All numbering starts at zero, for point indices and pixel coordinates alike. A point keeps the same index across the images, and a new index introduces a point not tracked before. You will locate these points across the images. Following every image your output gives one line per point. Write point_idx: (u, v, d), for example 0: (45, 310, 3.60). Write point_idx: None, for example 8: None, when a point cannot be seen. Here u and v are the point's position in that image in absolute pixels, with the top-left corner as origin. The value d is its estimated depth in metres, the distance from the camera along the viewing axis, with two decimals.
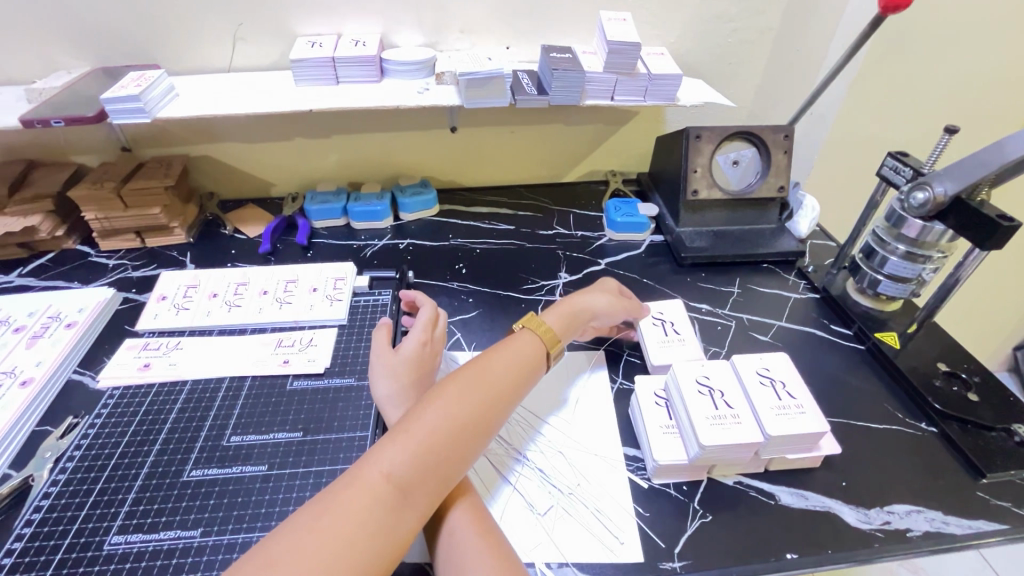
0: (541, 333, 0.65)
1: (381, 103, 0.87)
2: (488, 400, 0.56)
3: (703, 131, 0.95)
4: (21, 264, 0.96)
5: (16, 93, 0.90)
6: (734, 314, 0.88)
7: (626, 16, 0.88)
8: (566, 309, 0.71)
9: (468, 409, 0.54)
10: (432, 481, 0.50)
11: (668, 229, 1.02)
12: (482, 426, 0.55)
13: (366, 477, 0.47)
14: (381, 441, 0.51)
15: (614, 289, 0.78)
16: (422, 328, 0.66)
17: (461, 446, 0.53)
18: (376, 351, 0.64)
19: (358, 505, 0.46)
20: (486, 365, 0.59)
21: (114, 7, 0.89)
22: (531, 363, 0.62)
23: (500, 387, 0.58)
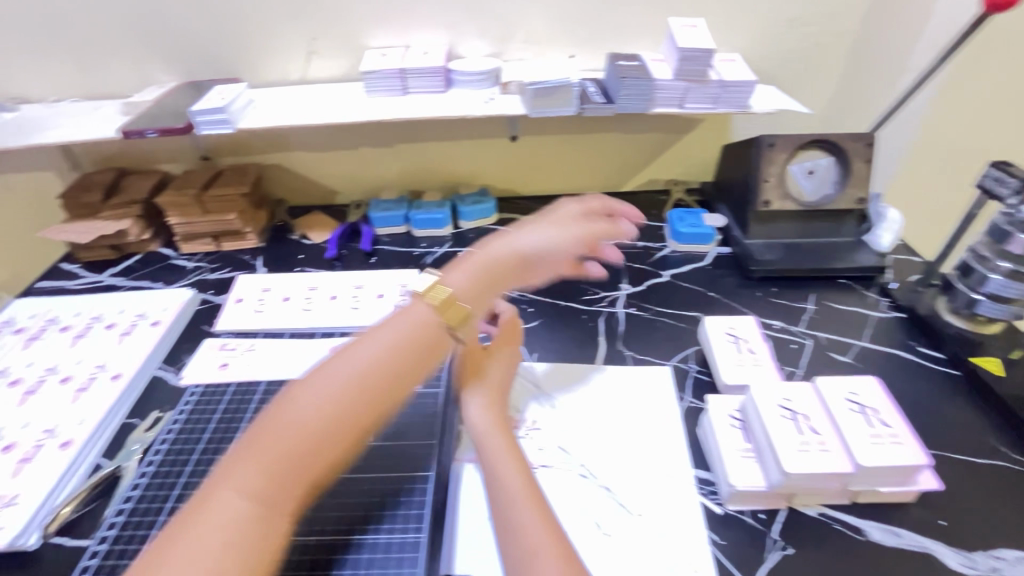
0: (430, 285, 0.59)
1: (449, 114, 0.88)
2: (362, 385, 0.49)
3: (777, 139, 0.91)
4: (112, 264, 1.03)
5: (115, 107, 0.97)
6: (810, 332, 0.83)
7: (698, 22, 0.86)
8: (473, 255, 0.66)
9: (337, 400, 0.47)
10: (292, 490, 0.44)
11: (735, 240, 0.99)
12: (358, 415, 0.48)
13: (212, 504, 0.42)
14: (230, 458, 0.44)
15: (535, 224, 0.74)
16: (504, 327, 0.69)
17: (331, 443, 0.46)
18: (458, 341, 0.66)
19: (203, 536, 0.40)
20: (363, 345, 0.51)
21: (203, 26, 0.95)
22: (423, 327, 0.54)
23: (379, 366, 0.50)
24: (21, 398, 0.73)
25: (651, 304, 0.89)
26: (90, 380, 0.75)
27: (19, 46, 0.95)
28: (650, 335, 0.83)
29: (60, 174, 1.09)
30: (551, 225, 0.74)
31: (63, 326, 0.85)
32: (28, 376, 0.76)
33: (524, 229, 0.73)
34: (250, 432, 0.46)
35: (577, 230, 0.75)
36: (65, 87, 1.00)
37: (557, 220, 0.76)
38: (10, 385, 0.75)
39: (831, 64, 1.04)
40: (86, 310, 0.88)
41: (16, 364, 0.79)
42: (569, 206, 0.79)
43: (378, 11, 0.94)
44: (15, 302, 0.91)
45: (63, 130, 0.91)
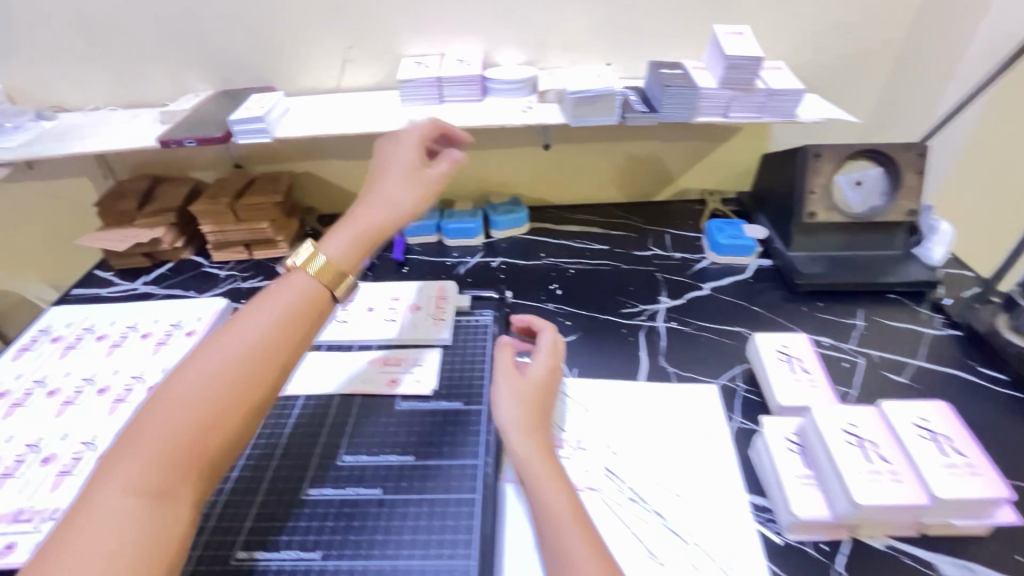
0: (303, 262, 0.59)
1: (488, 123, 0.87)
2: (240, 368, 0.50)
3: (823, 149, 0.88)
4: (145, 272, 1.03)
5: (152, 116, 0.98)
6: (862, 350, 0.80)
7: (744, 29, 0.83)
8: (344, 221, 0.65)
9: (213, 385, 0.48)
10: (181, 475, 0.45)
11: (777, 253, 0.95)
12: (239, 395, 0.49)
13: (93, 504, 0.41)
14: (103, 465, 0.44)
15: (388, 164, 0.70)
16: (547, 352, 0.65)
17: (215, 425, 0.47)
18: (500, 366, 0.62)
19: (90, 538, 0.39)
20: (229, 334, 0.52)
21: (241, 35, 0.95)
22: (293, 304, 0.56)
23: (256, 349, 0.52)
24: (60, 409, 0.73)
25: (693, 318, 0.87)
26: (127, 392, 0.75)
27: (57, 55, 0.96)
28: (694, 351, 0.80)
29: (95, 181, 1.09)
30: (404, 157, 0.70)
31: (100, 335, 0.85)
32: (65, 386, 0.76)
33: (379, 173, 0.70)
34: (121, 438, 0.46)
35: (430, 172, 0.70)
36: (102, 96, 1.00)
37: (402, 147, 0.72)
38: (48, 395, 0.75)
39: (876, 72, 1.00)
40: (121, 318, 0.88)
41: (54, 373, 0.78)
42: (411, 141, 0.72)
43: (413, 20, 0.93)
44: (51, 310, 0.91)
45: (101, 139, 0.91)
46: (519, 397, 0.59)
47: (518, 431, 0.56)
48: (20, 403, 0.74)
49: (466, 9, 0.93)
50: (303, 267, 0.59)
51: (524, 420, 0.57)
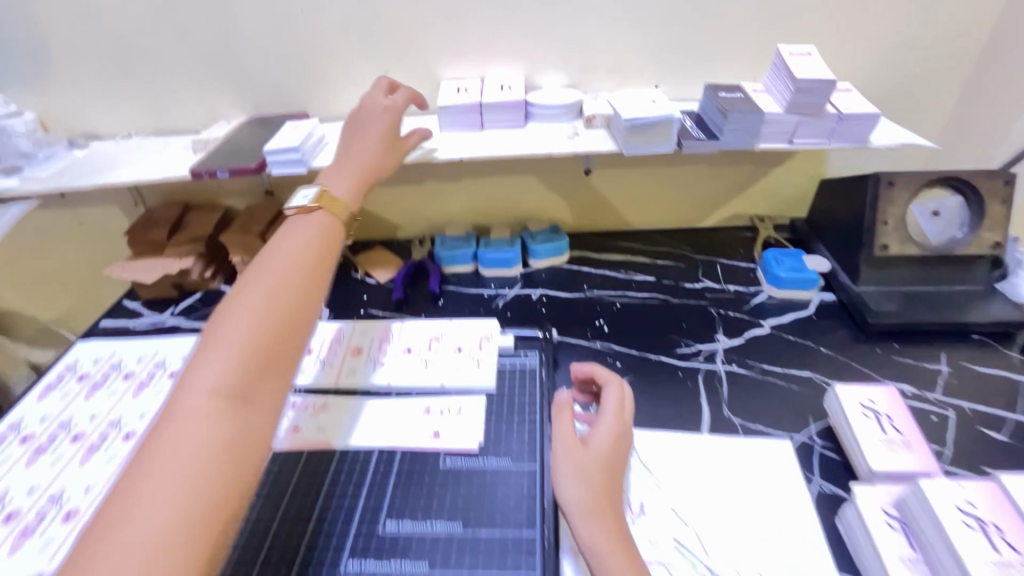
0: (320, 199, 0.66)
1: (533, 152, 0.82)
2: (287, 284, 0.56)
3: (897, 177, 0.81)
4: (173, 303, 1.00)
5: (184, 144, 0.95)
6: (949, 401, 0.72)
7: (811, 49, 0.77)
8: (342, 169, 0.73)
9: (267, 298, 0.54)
10: (256, 373, 0.50)
11: (842, 287, 0.88)
12: (292, 305, 0.55)
13: (184, 399, 0.46)
14: (187, 368, 0.49)
15: (373, 119, 0.77)
16: (613, 416, 0.59)
17: (276, 328, 0.53)
18: (559, 435, 0.56)
19: (189, 427, 0.44)
20: (270, 262, 0.58)
21: (274, 61, 0.92)
22: (319, 234, 0.63)
23: (302, 269, 0.58)
24: (84, 456, 0.69)
25: (755, 360, 0.80)
26: None
27: (90, 83, 0.94)
28: (760, 399, 0.73)
29: (125, 209, 1.07)
30: (388, 117, 0.78)
31: (126, 374, 0.81)
32: (90, 431, 0.73)
33: (365, 128, 0.77)
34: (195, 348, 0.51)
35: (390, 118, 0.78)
36: (134, 122, 0.98)
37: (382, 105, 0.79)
38: (72, 441, 0.71)
39: (948, 91, 0.93)
40: (149, 355, 0.85)
41: (79, 416, 0.75)
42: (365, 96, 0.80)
43: (453, 42, 0.89)
44: (79, 344, 0.88)
45: (133, 169, 0.89)
46: (585, 476, 0.53)
47: (586, 519, 0.50)
48: (45, 449, 0.71)
49: (509, 30, 0.88)
50: (318, 203, 0.66)
51: (590, 503, 0.51)
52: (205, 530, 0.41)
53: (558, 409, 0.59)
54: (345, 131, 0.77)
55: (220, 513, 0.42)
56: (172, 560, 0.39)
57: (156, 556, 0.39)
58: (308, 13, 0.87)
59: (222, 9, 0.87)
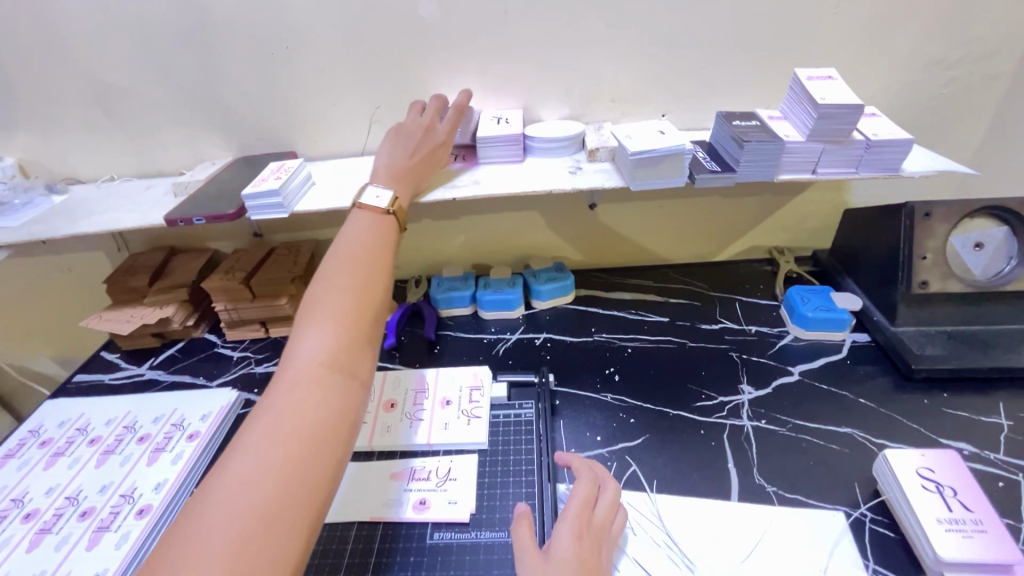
0: (395, 208, 0.65)
1: (532, 189, 0.75)
2: (375, 268, 0.58)
3: (934, 208, 0.73)
4: (153, 353, 0.94)
5: (165, 188, 0.91)
6: (1017, 464, 0.62)
7: (832, 73, 0.71)
8: (404, 177, 0.70)
9: (360, 281, 0.55)
10: (353, 350, 0.51)
11: (877, 327, 0.80)
12: (380, 286, 0.57)
13: (294, 369, 0.48)
14: (292, 342, 0.50)
15: (437, 131, 0.75)
16: (573, 517, 0.51)
17: (369, 308, 0.55)
18: (519, 551, 0.50)
19: (299, 397, 0.46)
20: (350, 247, 0.59)
21: (262, 99, 0.88)
22: (392, 227, 0.65)
23: (381, 257, 0.60)
24: (33, 540, 0.62)
25: (785, 415, 0.71)
26: (113, 516, 0.63)
27: (72, 127, 0.90)
28: (793, 462, 0.65)
29: (108, 255, 1.02)
30: (449, 134, 0.76)
31: (93, 439, 0.74)
32: (46, 508, 0.66)
33: (426, 139, 0.74)
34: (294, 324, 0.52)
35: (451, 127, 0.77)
36: (118, 166, 0.94)
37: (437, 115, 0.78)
38: (23, 520, 0.64)
39: (980, 113, 0.87)
40: (119, 416, 0.78)
41: (35, 490, 0.68)
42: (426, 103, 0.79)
43: (448, 76, 0.85)
44: (45, 405, 0.82)
45: (110, 215, 0.84)
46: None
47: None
48: None
49: (507, 62, 0.83)
50: (392, 212, 0.65)
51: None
52: (313, 492, 0.43)
53: (517, 518, 0.53)
54: (404, 132, 0.73)
55: (324, 480, 0.44)
56: (289, 517, 0.41)
57: (272, 514, 0.40)
58: (297, 50, 0.83)
59: (206, 48, 0.83)
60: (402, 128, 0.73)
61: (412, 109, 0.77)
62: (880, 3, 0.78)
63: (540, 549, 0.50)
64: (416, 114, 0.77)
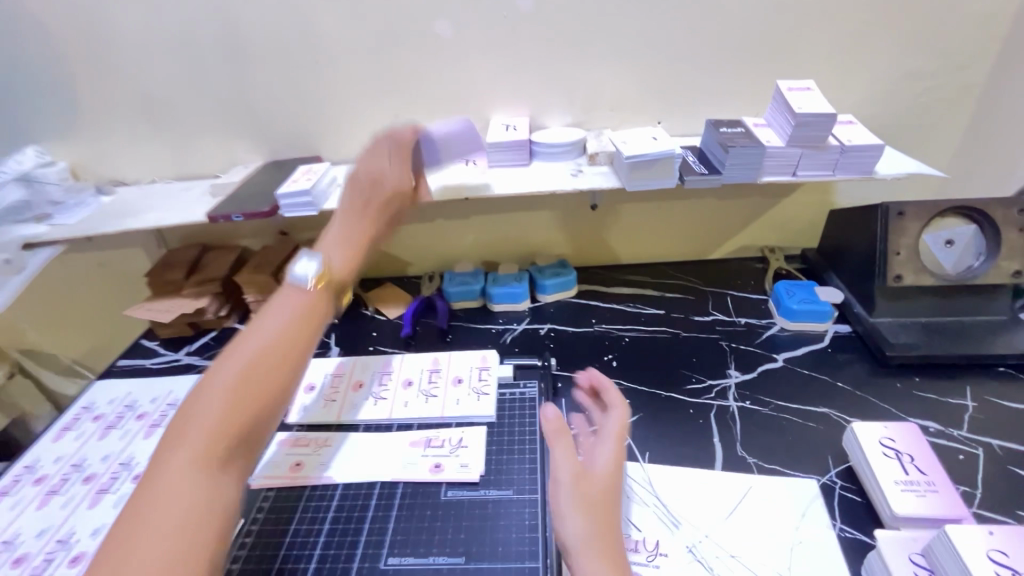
0: (322, 284, 0.63)
1: (536, 189, 0.83)
2: (277, 353, 0.56)
3: (907, 207, 0.79)
4: (189, 341, 1.02)
5: (203, 189, 0.99)
6: (978, 439, 0.69)
7: (810, 84, 0.78)
8: (347, 244, 0.69)
9: (253, 368, 0.54)
10: (226, 450, 0.49)
11: (858, 318, 0.86)
12: (277, 373, 0.55)
13: (158, 480, 0.45)
14: (163, 447, 0.48)
15: (387, 179, 0.72)
16: (615, 442, 0.60)
17: (254, 399, 0.52)
18: (565, 464, 0.55)
19: (157, 514, 0.44)
20: (257, 330, 0.58)
21: (291, 109, 0.96)
22: (320, 304, 0.63)
23: (287, 339, 0.57)
24: (94, 499, 0.69)
25: (768, 396, 0.77)
26: None
27: (120, 135, 0.99)
28: (774, 437, 0.71)
29: (147, 251, 1.11)
30: (396, 185, 0.73)
31: (140, 414, 0.83)
32: (103, 472, 0.73)
33: (374, 194, 0.72)
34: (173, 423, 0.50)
35: (398, 176, 0.73)
36: (159, 169, 1.03)
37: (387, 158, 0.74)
38: (84, 482, 0.72)
39: (955, 120, 0.93)
40: (162, 394, 0.86)
41: (92, 457, 0.76)
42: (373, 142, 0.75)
43: (461, 87, 0.93)
44: (95, 385, 0.90)
45: (155, 213, 0.92)
46: (581, 504, 0.53)
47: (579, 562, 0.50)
48: (56, 491, 0.71)
49: (515, 74, 0.91)
50: (319, 287, 0.63)
51: (585, 540, 0.51)
52: None
53: (553, 437, 0.57)
54: (352, 192, 0.72)
55: None
56: None
57: None
58: (323, 64, 0.91)
59: (241, 62, 0.92)
60: (354, 180, 0.72)
61: (361, 154, 0.75)
62: (858, 20, 0.85)
63: (581, 466, 0.56)
64: (365, 161, 0.74)
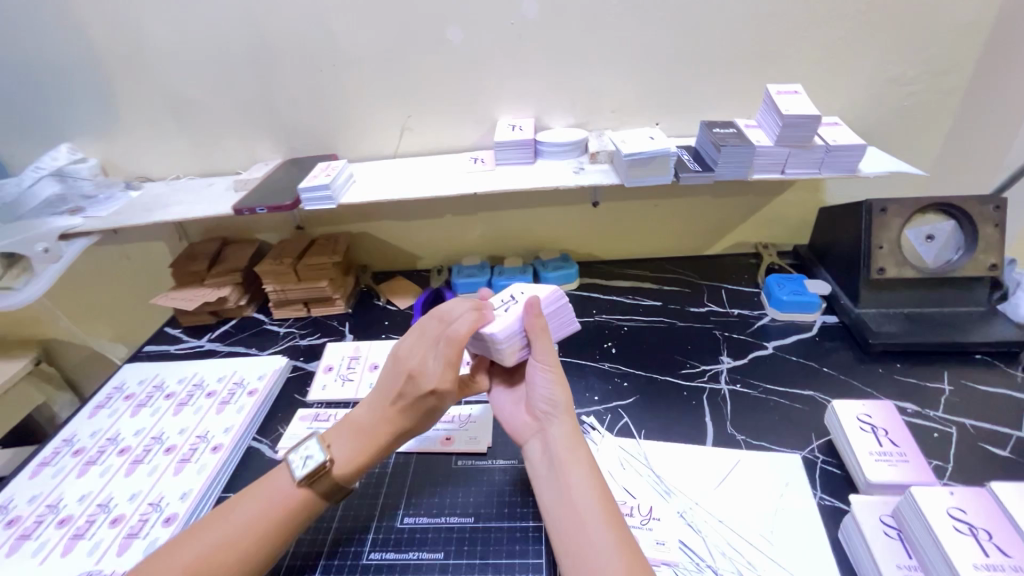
0: (312, 487, 0.58)
1: (541, 185, 0.88)
2: (244, 543, 0.54)
3: (890, 204, 0.85)
4: (210, 329, 1.08)
5: (226, 185, 1.05)
6: (952, 419, 0.73)
7: (798, 88, 0.83)
8: (361, 437, 0.61)
9: (200, 567, 0.51)
10: None
11: (844, 309, 0.91)
12: (232, 563, 0.52)
13: None
14: None
15: (426, 377, 0.59)
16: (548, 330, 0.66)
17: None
18: (544, 357, 0.62)
19: None
20: (246, 501, 0.57)
21: (310, 110, 1.02)
22: (305, 505, 0.57)
23: (263, 530, 0.55)
24: (129, 468, 0.75)
25: (758, 380, 0.82)
26: (192, 451, 0.76)
27: (147, 134, 1.05)
28: (761, 415, 0.76)
29: (169, 243, 1.17)
30: (436, 385, 0.58)
31: (168, 394, 0.88)
32: (136, 445, 0.79)
33: (409, 386, 0.60)
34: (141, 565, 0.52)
35: (438, 374, 0.58)
36: (183, 166, 1.09)
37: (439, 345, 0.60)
38: (119, 454, 0.77)
39: (938, 122, 0.98)
40: (188, 376, 0.92)
41: (125, 431, 0.81)
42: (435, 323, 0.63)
43: (470, 90, 0.99)
44: (125, 368, 0.96)
45: (181, 207, 0.98)
46: (556, 377, 0.62)
47: (554, 417, 0.61)
48: (94, 462, 0.77)
49: (521, 77, 0.97)
50: (308, 486, 0.58)
51: (560, 403, 0.61)
52: None
53: (533, 334, 0.61)
54: (394, 371, 0.63)
55: None
56: None
57: None
58: (340, 66, 0.97)
59: (265, 66, 0.98)
60: (400, 361, 0.63)
61: (428, 325, 0.64)
62: (845, 27, 0.90)
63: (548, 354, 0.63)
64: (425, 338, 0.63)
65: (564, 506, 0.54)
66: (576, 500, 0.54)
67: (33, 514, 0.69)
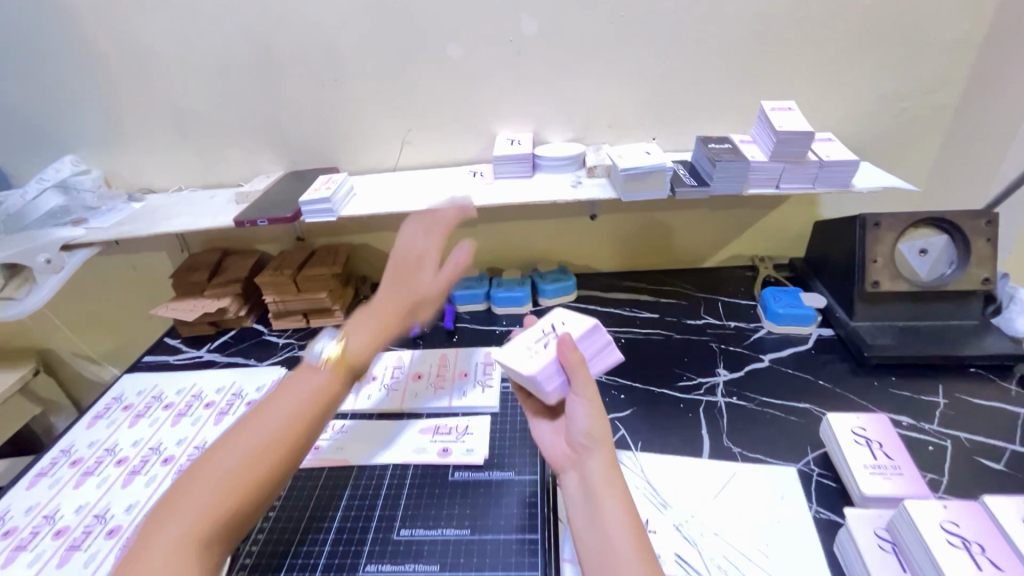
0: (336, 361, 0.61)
1: (539, 199, 0.90)
2: (288, 440, 0.52)
3: (883, 219, 0.86)
4: (209, 339, 1.08)
5: (227, 197, 1.06)
6: (947, 433, 0.74)
7: (791, 105, 0.85)
8: (363, 325, 0.68)
9: (235, 484, 0.48)
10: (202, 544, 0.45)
11: (840, 322, 0.92)
12: (277, 460, 0.51)
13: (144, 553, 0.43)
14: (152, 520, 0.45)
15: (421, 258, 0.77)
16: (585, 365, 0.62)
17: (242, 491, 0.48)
18: (583, 390, 0.58)
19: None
20: (277, 402, 0.55)
21: (312, 123, 1.04)
22: (333, 389, 0.59)
23: (298, 424, 0.54)
24: (126, 479, 0.75)
25: (754, 393, 0.83)
26: None
27: (151, 146, 1.07)
28: (756, 428, 0.77)
29: (170, 255, 1.18)
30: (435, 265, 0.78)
31: (167, 404, 0.89)
32: (134, 455, 0.79)
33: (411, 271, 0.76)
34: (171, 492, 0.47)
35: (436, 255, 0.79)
36: (186, 178, 1.10)
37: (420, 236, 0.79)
38: (117, 464, 0.78)
39: (930, 138, 1.00)
40: (186, 387, 0.92)
41: (123, 442, 0.82)
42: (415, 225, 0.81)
43: (469, 105, 1.00)
44: (124, 379, 0.96)
45: (183, 218, 0.99)
46: (596, 411, 0.57)
47: (593, 450, 0.56)
48: (91, 472, 0.77)
49: (520, 92, 0.98)
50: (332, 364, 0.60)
51: (598, 435, 0.56)
52: None
53: (571, 368, 0.58)
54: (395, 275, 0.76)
55: None
56: None
57: None
58: (342, 81, 0.99)
59: (268, 81, 0.99)
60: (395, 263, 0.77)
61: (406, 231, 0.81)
62: (837, 46, 0.92)
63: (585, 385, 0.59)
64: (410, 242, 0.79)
65: (598, 537, 0.50)
66: (616, 536, 0.49)
67: (29, 525, 0.69)
